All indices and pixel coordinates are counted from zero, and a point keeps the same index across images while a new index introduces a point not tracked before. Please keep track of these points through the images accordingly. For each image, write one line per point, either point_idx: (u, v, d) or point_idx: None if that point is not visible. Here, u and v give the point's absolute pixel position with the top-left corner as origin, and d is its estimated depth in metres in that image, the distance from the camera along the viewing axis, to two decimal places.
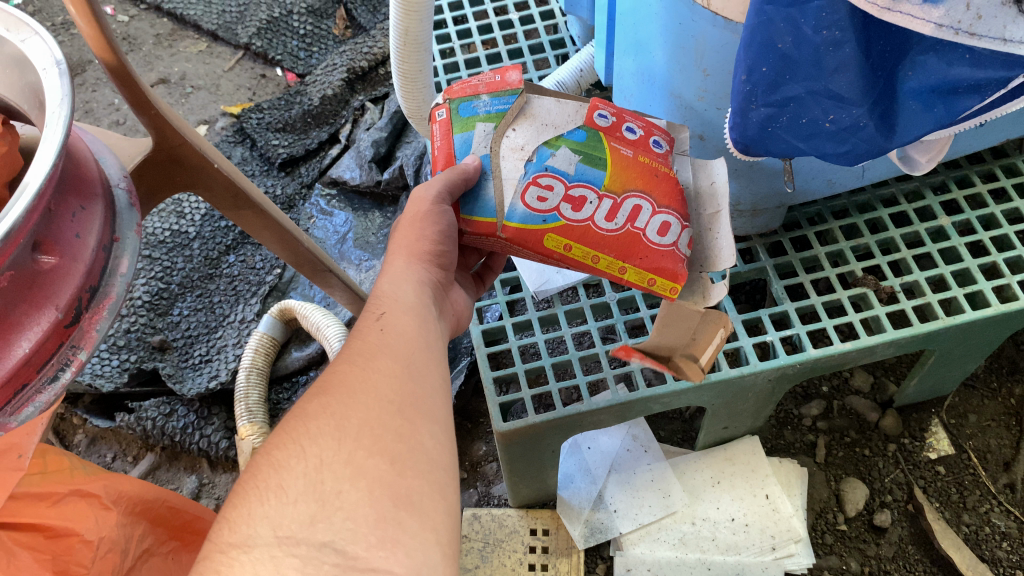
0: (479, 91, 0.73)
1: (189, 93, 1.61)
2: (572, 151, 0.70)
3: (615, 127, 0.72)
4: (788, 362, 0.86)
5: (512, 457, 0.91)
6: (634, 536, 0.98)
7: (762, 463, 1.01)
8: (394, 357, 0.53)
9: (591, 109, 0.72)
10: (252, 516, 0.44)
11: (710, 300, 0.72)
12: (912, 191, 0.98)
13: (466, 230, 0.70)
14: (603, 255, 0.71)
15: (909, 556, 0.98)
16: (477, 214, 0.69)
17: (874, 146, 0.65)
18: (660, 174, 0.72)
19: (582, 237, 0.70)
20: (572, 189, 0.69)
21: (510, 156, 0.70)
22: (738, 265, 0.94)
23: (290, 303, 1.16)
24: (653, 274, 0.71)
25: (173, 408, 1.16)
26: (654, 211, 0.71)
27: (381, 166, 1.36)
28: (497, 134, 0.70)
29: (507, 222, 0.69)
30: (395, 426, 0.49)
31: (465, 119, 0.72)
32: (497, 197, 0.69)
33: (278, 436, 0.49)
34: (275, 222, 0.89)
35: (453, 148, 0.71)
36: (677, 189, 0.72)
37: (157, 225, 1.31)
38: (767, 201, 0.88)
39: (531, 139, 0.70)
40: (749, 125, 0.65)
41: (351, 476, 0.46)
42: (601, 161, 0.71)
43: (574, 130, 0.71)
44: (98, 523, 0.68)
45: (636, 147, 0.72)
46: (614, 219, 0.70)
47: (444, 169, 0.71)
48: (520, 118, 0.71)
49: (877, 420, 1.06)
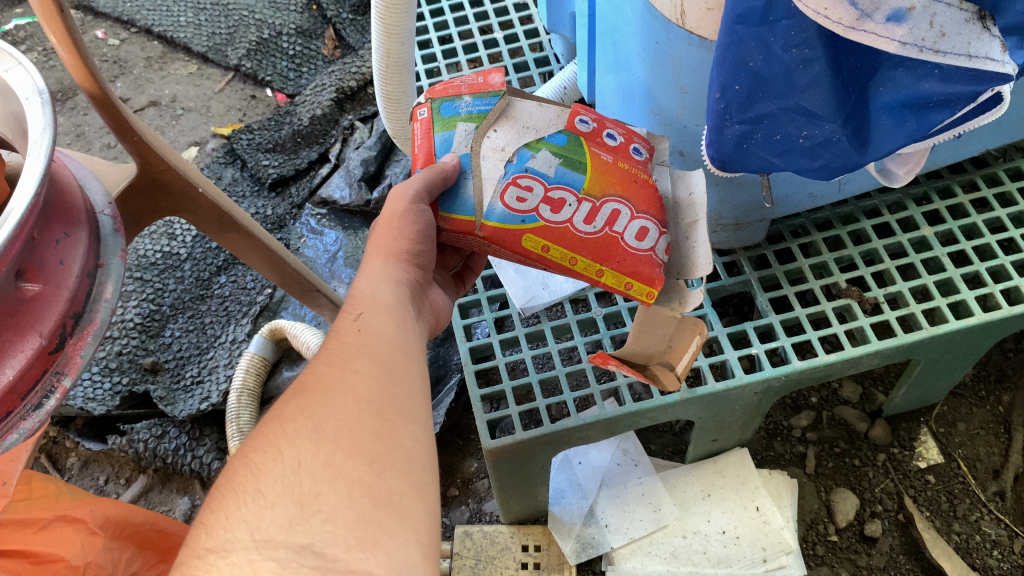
0: (461, 92, 0.73)
1: (179, 116, 1.62)
2: (552, 154, 0.70)
3: (596, 134, 0.73)
4: (774, 374, 0.86)
5: (502, 474, 0.92)
6: (625, 551, 0.98)
7: (753, 475, 1.01)
8: (373, 358, 0.53)
9: (573, 115, 0.73)
10: (229, 520, 0.45)
11: (687, 306, 0.73)
12: (895, 202, 0.99)
13: (443, 227, 0.70)
14: (581, 257, 0.70)
15: (901, 565, 0.98)
16: (456, 211, 0.69)
17: (849, 160, 0.65)
18: (639, 180, 0.72)
19: (561, 238, 0.70)
20: (551, 191, 0.69)
21: (490, 157, 0.69)
22: (722, 279, 0.95)
23: (280, 322, 1.17)
24: (630, 278, 0.71)
25: (165, 429, 1.16)
26: (633, 215, 0.71)
27: (370, 185, 1.37)
28: (478, 134, 0.70)
29: (485, 221, 0.68)
30: (373, 426, 0.49)
31: (446, 119, 0.72)
32: (477, 196, 0.68)
33: (254, 439, 0.49)
34: (261, 245, 0.90)
35: (433, 146, 0.71)
36: (656, 195, 0.73)
37: (148, 246, 1.32)
38: (748, 216, 0.88)
39: (511, 141, 0.70)
40: (725, 142, 0.66)
41: (329, 478, 0.46)
42: (581, 165, 0.71)
43: (555, 134, 0.71)
44: (84, 548, 0.67)
45: (616, 153, 0.73)
46: (593, 222, 0.70)
47: (423, 167, 0.70)
48: (502, 119, 0.71)
49: (866, 430, 1.06)
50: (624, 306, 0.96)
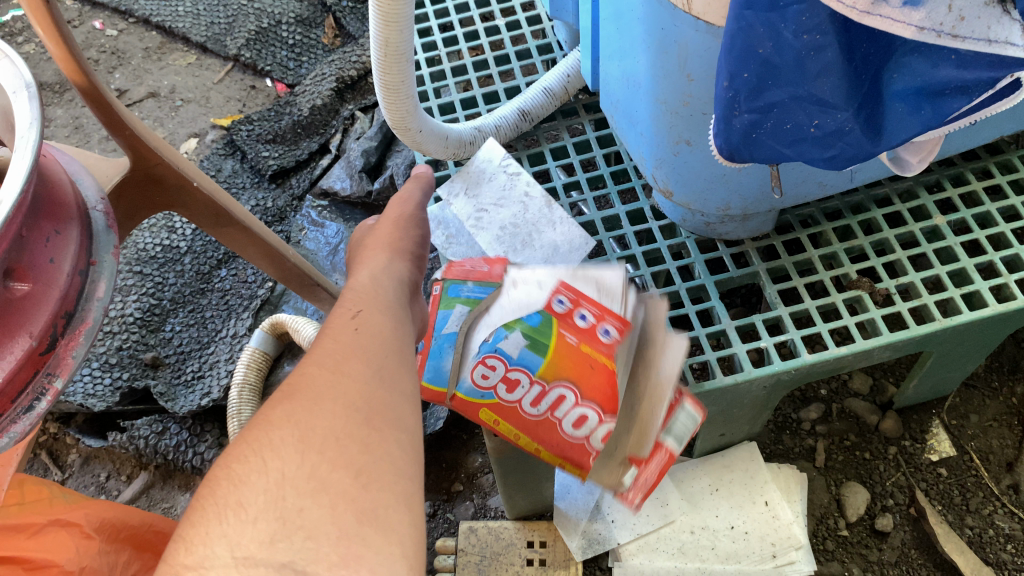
0: (468, 276, 0.78)
1: (178, 107, 1.61)
2: (522, 335, 0.72)
3: (569, 314, 0.73)
4: (782, 368, 0.84)
5: (507, 470, 0.91)
6: (633, 547, 0.97)
7: (761, 469, 0.99)
8: (367, 361, 0.49)
9: (552, 293, 0.74)
10: (207, 535, 0.39)
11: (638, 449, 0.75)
12: (906, 190, 0.97)
13: (421, 394, 0.76)
14: (524, 432, 0.74)
15: (912, 560, 0.97)
16: (432, 382, 0.75)
17: (862, 150, 0.63)
18: (597, 366, 0.71)
19: (508, 414, 0.74)
20: (510, 371, 0.72)
21: (473, 335, 0.74)
22: (730, 271, 0.92)
23: (280, 316, 1.15)
24: (563, 458, 0.74)
25: (165, 425, 1.15)
26: (577, 402, 0.72)
27: (372, 176, 1.35)
28: (468, 320, 0.74)
29: (454, 393, 0.74)
30: (362, 437, 0.44)
31: (450, 298, 0.77)
32: (452, 371, 0.74)
33: (236, 446, 0.44)
34: (259, 240, 0.88)
35: (433, 321, 0.77)
36: (612, 383, 0.71)
37: (148, 240, 1.31)
38: (757, 205, 0.85)
39: (498, 319, 0.74)
40: (733, 132, 0.64)
41: (314, 491, 0.41)
42: (544, 347, 0.72)
43: (532, 314, 0.73)
44: (79, 553, 0.65)
45: (581, 334, 0.72)
46: (539, 405, 0.73)
47: (425, 340, 0.76)
48: (493, 305, 0.75)
49: (877, 423, 1.04)
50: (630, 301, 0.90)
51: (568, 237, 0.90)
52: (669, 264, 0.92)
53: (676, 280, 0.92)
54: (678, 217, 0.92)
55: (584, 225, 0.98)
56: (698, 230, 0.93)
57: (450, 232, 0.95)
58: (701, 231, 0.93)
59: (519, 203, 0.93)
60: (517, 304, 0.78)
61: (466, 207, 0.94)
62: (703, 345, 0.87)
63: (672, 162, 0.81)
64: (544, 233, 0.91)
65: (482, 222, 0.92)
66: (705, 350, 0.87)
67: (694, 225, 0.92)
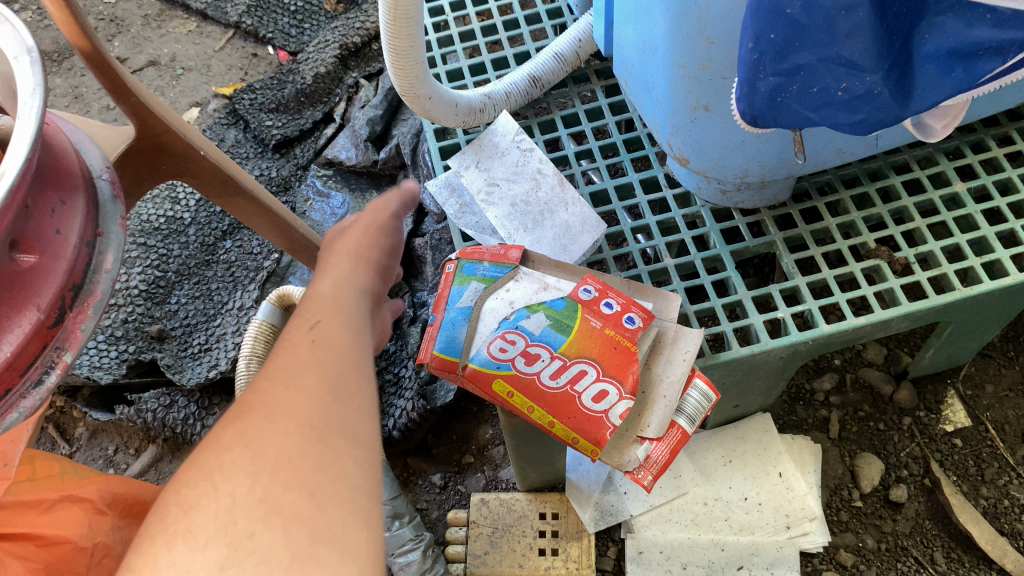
0: (484, 258, 0.84)
1: (179, 75, 1.58)
2: (546, 316, 0.78)
3: (594, 301, 0.78)
4: (799, 339, 0.83)
5: (519, 442, 0.91)
6: (645, 518, 0.98)
7: (775, 440, 0.99)
8: (320, 374, 0.41)
9: (579, 284, 0.80)
10: (153, 566, 0.33)
11: (643, 427, 0.78)
12: (925, 157, 0.95)
13: (430, 363, 0.78)
14: (539, 407, 0.76)
15: (927, 531, 0.96)
16: (444, 352, 0.78)
17: (889, 115, 0.61)
18: (620, 347, 0.76)
19: (525, 387, 0.76)
20: (531, 346, 0.77)
21: (491, 315, 0.79)
22: (746, 240, 0.90)
23: (288, 288, 1.13)
24: (577, 432, 0.75)
25: (173, 398, 1.13)
26: (597, 378, 0.75)
27: (377, 145, 1.33)
28: (485, 292, 0.81)
29: (468, 362, 0.77)
30: (317, 453, 0.38)
31: (465, 275, 0.83)
32: (467, 344, 0.78)
33: (183, 471, 0.37)
34: (267, 209, 0.86)
35: (448, 294, 0.82)
36: (633, 363, 0.75)
37: (151, 211, 1.29)
38: (776, 172, 0.83)
39: (521, 298, 0.80)
40: (757, 96, 0.62)
41: (266, 514, 0.35)
42: (568, 328, 0.77)
43: (556, 299, 0.79)
44: (92, 529, 0.62)
45: (607, 320, 0.77)
46: (558, 378, 0.76)
47: (436, 311, 0.81)
48: (512, 279, 0.81)
49: (891, 394, 1.03)
50: (643, 270, 0.89)
51: (581, 218, 0.88)
52: (684, 234, 0.91)
53: (691, 250, 0.90)
54: (692, 186, 0.91)
55: (597, 194, 0.96)
56: (714, 200, 0.91)
57: (462, 201, 0.94)
58: (716, 200, 0.91)
59: (531, 180, 0.91)
60: (528, 290, 0.80)
61: (478, 180, 0.92)
62: (718, 316, 0.86)
63: (689, 128, 0.79)
64: (557, 213, 0.89)
65: (493, 197, 0.91)
66: (720, 321, 0.86)
67: (709, 195, 0.91)
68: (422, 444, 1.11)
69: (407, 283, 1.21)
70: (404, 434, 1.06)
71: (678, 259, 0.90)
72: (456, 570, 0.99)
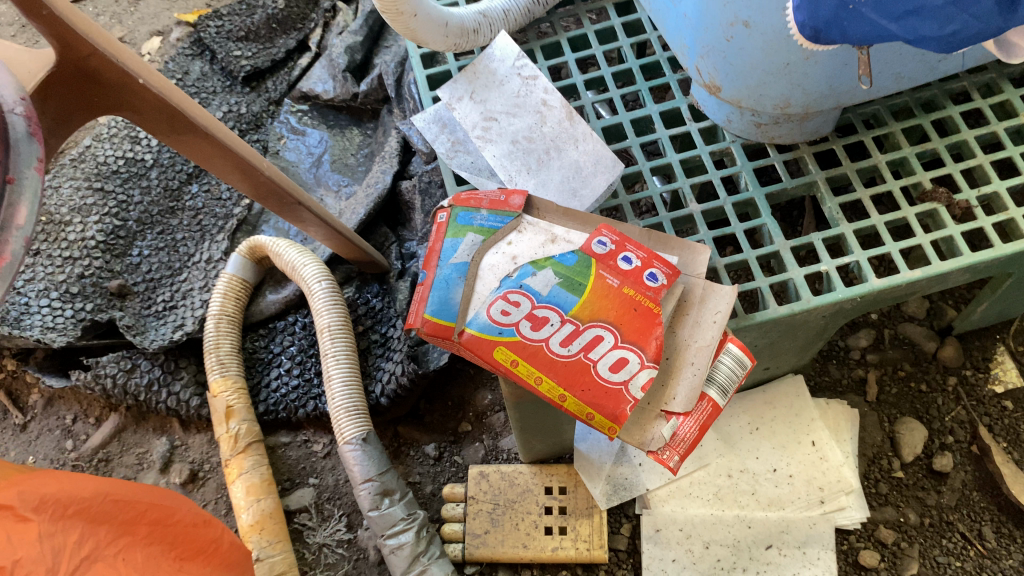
0: (481, 205, 0.71)
1: (138, 1, 1.43)
2: (554, 273, 0.66)
3: (611, 256, 0.66)
4: (847, 296, 0.72)
5: (523, 415, 0.80)
6: (663, 493, 0.88)
7: (808, 405, 0.88)
8: None
9: (592, 235, 0.68)
10: None
11: (670, 401, 0.64)
12: (986, 84, 0.82)
13: (419, 330, 0.66)
14: (547, 378, 0.63)
15: (974, 503, 0.87)
16: (434, 315, 0.65)
17: (988, 25, 0.49)
18: (641, 309, 0.64)
19: (532, 356, 0.64)
20: (537, 308, 0.64)
21: (490, 274, 0.67)
22: (783, 181, 0.78)
23: (260, 238, 1.01)
24: (593, 408, 0.63)
25: (134, 362, 1.01)
26: (616, 344, 0.63)
27: (358, 76, 1.19)
28: (484, 246, 0.68)
29: (465, 328, 0.64)
30: None
31: (460, 227, 0.70)
32: (462, 306, 0.66)
33: None
34: (226, 150, 0.73)
35: (440, 249, 0.69)
36: (656, 326, 0.63)
37: (108, 152, 1.15)
38: (821, 102, 0.69)
39: (526, 253, 0.68)
40: (824, 5, 0.50)
41: None
42: (581, 287, 0.65)
43: (566, 253, 0.67)
44: (12, 543, 0.54)
45: (625, 277, 0.65)
46: (570, 345, 0.64)
47: (426, 269, 0.68)
48: (515, 231, 0.69)
49: (934, 351, 0.93)
50: (664, 218, 0.77)
51: (594, 157, 0.76)
52: (712, 174, 0.79)
53: (720, 193, 0.78)
54: (722, 119, 0.78)
55: (610, 129, 0.84)
56: (748, 134, 0.79)
57: (455, 137, 0.82)
58: (749, 134, 0.79)
59: (535, 113, 0.79)
60: (532, 243, 0.68)
61: (472, 113, 0.80)
62: (753, 270, 0.75)
63: (723, 50, 0.66)
64: (565, 151, 0.77)
65: (491, 133, 0.78)
66: (755, 276, 0.74)
67: (740, 128, 0.79)
68: (413, 411, 1.01)
69: (394, 232, 1.09)
70: (394, 402, 0.96)
71: (706, 204, 0.78)
72: (454, 551, 0.89)
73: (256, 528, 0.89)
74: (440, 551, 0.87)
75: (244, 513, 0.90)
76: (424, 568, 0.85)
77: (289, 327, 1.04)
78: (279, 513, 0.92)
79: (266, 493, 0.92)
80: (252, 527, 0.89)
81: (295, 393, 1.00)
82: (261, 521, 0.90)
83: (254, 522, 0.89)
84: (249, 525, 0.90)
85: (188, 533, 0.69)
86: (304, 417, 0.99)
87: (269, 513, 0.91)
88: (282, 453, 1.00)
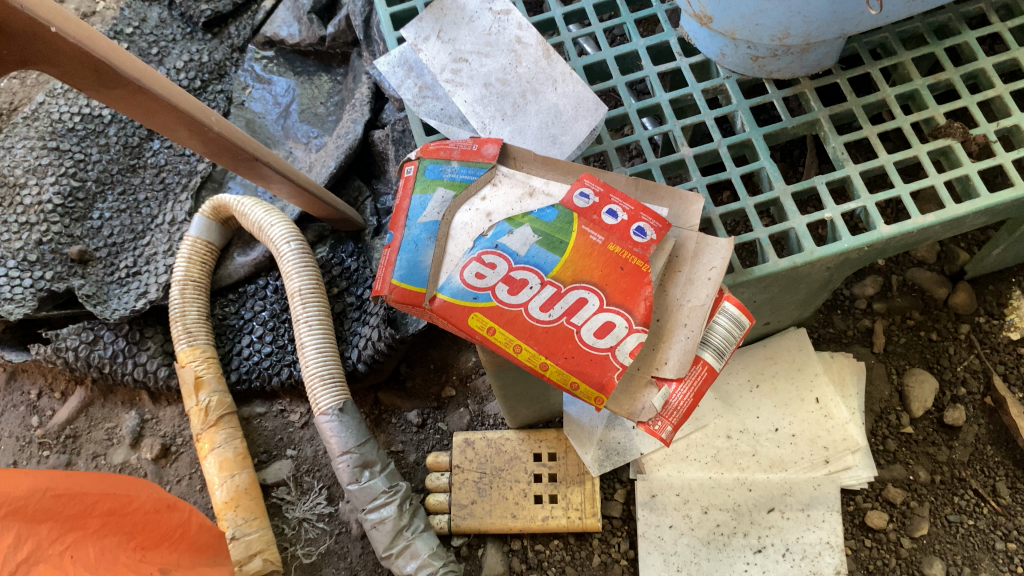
0: (452, 156, 0.63)
1: None
2: (533, 231, 0.59)
3: (594, 209, 0.59)
4: (855, 245, 0.65)
5: (506, 383, 0.75)
6: (657, 456, 0.83)
7: (812, 360, 0.83)
8: None
9: (574, 187, 0.60)
10: None
11: (661, 367, 0.57)
12: (1007, 5, 0.74)
13: (388, 298, 0.58)
14: (527, 347, 0.56)
15: (988, 458, 0.82)
16: (404, 281, 0.58)
17: None
18: (628, 268, 0.57)
19: (509, 323, 0.57)
20: (514, 271, 0.57)
21: (462, 234, 0.60)
22: (782, 120, 0.71)
23: (223, 197, 0.95)
24: (577, 376, 0.56)
25: (97, 334, 0.97)
26: (601, 307, 0.56)
27: (325, 18, 1.11)
28: (455, 203, 0.60)
29: (437, 294, 0.57)
30: None
31: (428, 181, 0.62)
32: (433, 268, 0.58)
33: None
34: (164, 105, 0.66)
35: (408, 208, 0.62)
36: (645, 286, 0.56)
37: (62, 108, 1.07)
38: (824, 31, 0.61)
39: (501, 208, 0.60)
40: None
41: None
42: (561, 245, 0.58)
43: (545, 208, 0.59)
44: None
45: (610, 233, 0.58)
46: (551, 310, 0.57)
47: (394, 231, 0.61)
48: (489, 185, 0.61)
49: (946, 298, 0.87)
50: (653, 166, 0.71)
51: (574, 100, 0.69)
52: (705, 114, 0.72)
53: (714, 135, 0.72)
54: (715, 52, 0.70)
55: (592, 67, 0.76)
56: (743, 69, 0.71)
57: (422, 82, 0.74)
58: (745, 68, 0.71)
59: (508, 53, 0.71)
60: (507, 198, 0.60)
61: (439, 54, 0.72)
62: (751, 220, 0.68)
63: None
64: (543, 93, 0.70)
65: (461, 76, 0.71)
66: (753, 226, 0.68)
67: (735, 62, 0.70)
68: (394, 376, 0.96)
69: (368, 186, 1.03)
70: (372, 367, 0.91)
71: (699, 147, 0.71)
72: (439, 523, 0.84)
73: (230, 505, 0.85)
74: (424, 524, 0.82)
75: (217, 489, 0.86)
76: (407, 543, 0.80)
77: (260, 292, 0.99)
78: (255, 488, 0.87)
79: (241, 468, 0.87)
80: (227, 504, 0.85)
81: (268, 361, 0.95)
82: (236, 497, 0.85)
83: (228, 499, 0.85)
84: (224, 501, 0.85)
85: (149, 521, 0.64)
86: (278, 385, 0.94)
87: (245, 489, 0.87)
88: (257, 424, 0.95)
